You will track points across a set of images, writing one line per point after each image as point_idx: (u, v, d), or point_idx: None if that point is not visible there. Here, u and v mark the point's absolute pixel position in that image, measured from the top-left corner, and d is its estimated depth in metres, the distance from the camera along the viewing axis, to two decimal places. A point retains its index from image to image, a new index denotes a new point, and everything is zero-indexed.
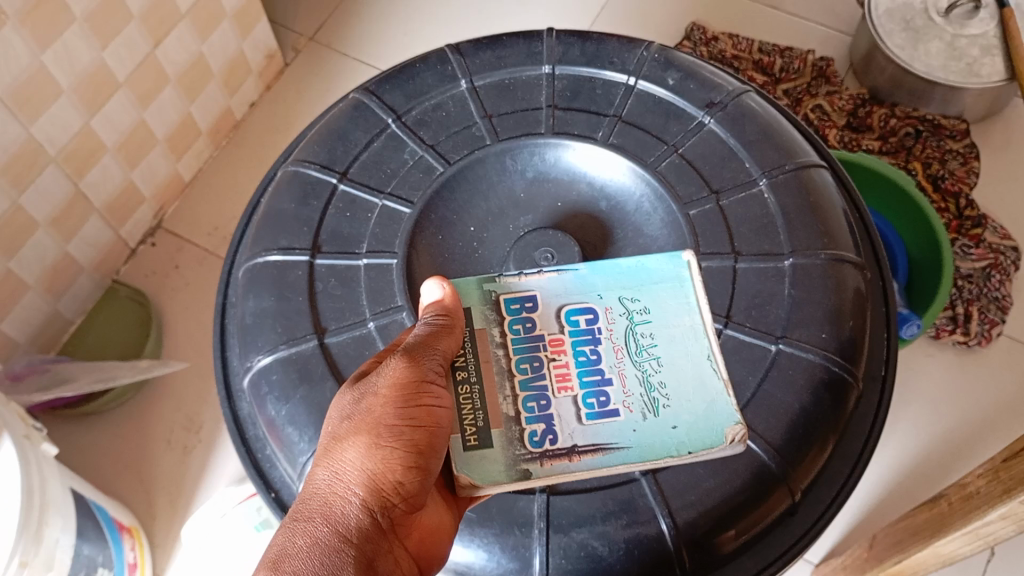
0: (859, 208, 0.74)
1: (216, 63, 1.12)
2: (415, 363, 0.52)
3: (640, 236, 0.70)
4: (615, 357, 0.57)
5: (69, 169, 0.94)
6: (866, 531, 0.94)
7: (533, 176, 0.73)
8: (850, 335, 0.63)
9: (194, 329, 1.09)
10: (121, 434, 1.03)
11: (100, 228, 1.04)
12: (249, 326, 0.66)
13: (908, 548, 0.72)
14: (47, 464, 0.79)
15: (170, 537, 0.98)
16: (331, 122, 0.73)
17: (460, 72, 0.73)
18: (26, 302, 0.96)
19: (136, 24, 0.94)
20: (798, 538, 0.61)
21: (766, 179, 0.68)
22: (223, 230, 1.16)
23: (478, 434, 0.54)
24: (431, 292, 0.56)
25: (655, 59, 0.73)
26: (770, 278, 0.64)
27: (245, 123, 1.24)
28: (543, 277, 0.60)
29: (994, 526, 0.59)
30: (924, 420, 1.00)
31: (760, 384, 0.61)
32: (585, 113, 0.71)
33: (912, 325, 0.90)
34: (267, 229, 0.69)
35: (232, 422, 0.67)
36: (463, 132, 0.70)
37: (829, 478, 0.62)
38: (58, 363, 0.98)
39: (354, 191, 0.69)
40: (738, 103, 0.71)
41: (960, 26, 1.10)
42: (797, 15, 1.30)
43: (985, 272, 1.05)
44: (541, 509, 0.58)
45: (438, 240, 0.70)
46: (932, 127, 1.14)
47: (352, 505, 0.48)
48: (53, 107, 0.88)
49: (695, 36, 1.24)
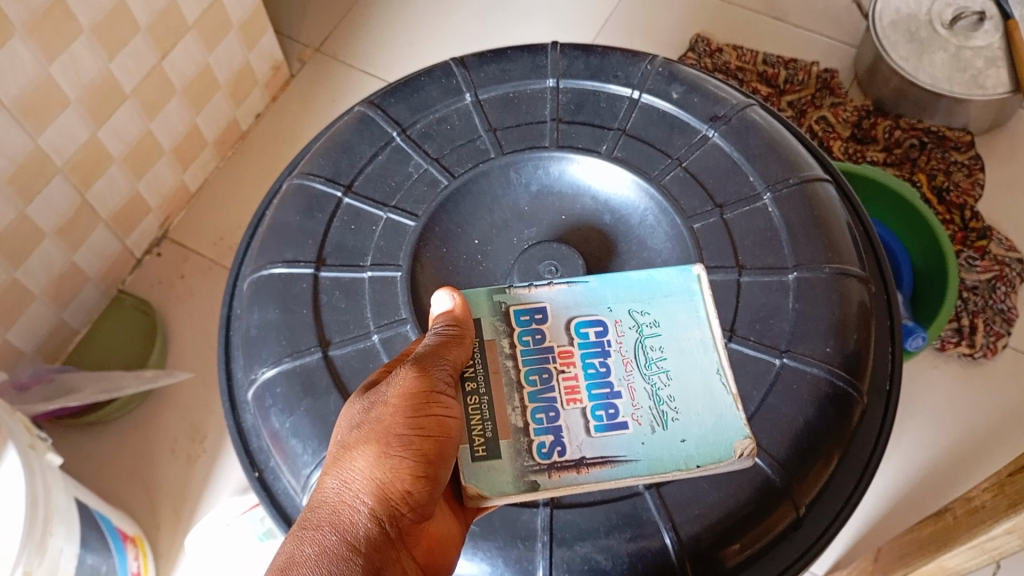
0: (863, 222, 0.74)
1: (222, 74, 1.13)
2: (425, 373, 0.52)
3: (644, 249, 0.70)
4: (624, 370, 0.57)
5: (75, 179, 0.94)
6: (871, 544, 0.94)
7: (537, 188, 0.73)
8: (854, 349, 0.63)
9: (199, 339, 1.09)
10: (125, 443, 1.04)
11: (105, 238, 1.04)
12: (253, 338, 0.66)
13: (914, 561, 0.71)
14: (52, 473, 0.79)
15: (173, 547, 0.98)
16: (336, 135, 0.73)
17: (465, 86, 0.73)
18: (32, 312, 0.97)
19: (142, 35, 0.94)
20: (802, 552, 0.60)
21: (770, 193, 0.68)
22: (228, 240, 1.16)
23: (486, 445, 0.54)
24: (442, 302, 0.57)
25: (659, 72, 0.73)
26: (775, 292, 0.64)
27: (251, 134, 1.24)
28: (554, 289, 0.60)
29: (999, 541, 0.59)
30: (929, 432, 1.00)
31: (765, 398, 0.61)
32: (589, 125, 0.71)
33: (917, 337, 0.90)
34: (272, 241, 0.69)
35: (236, 434, 0.67)
36: (467, 145, 0.71)
37: (834, 492, 0.62)
38: (63, 373, 0.99)
39: (359, 203, 0.69)
40: (742, 116, 0.72)
41: (965, 38, 1.10)
42: (801, 27, 1.30)
43: (990, 283, 1.05)
44: (544, 522, 0.58)
45: (443, 253, 0.70)
46: (937, 139, 1.14)
47: (361, 513, 0.48)
48: (60, 118, 0.88)
49: (699, 48, 1.24)
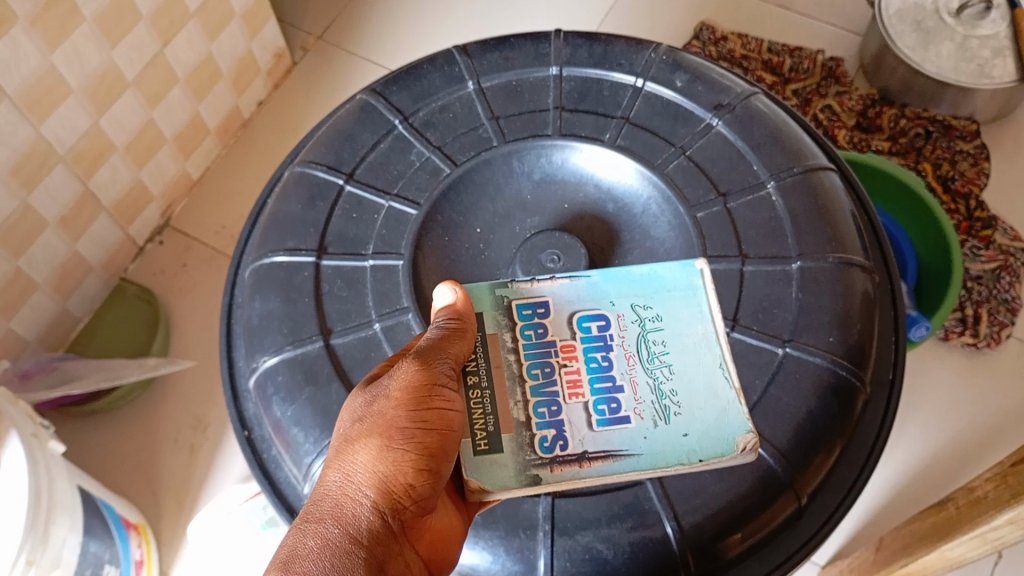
0: (867, 210, 0.74)
1: (224, 64, 1.12)
2: (426, 366, 0.52)
3: (647, 239, 0.70)
4: (627, 364, 0.57)
5: (78, 169, 0.94)
6: (872, 534, 0.94)
7: (540, 178, 0.73)
8: (858, 339, 0.63)
9: (201, 327, 1.10)
10: (128, 432, 1.04)
11: (108, 228, 1.04)
12: (254, 327, 0.66)
13: (915, 551, 0.71)
14: (55, 463, 0.79)
15: (176, 535, 0.99)
16: (338, 124, 0.73)
17: (468, 74, 0.73)
18: (35, 301, 0.97)
19: (145, 24, 0.94)
20: (804, 543, 0.60)
21: (775, 182, 0.67)
22: (230, 230, 1.16)
23: (488, 438, 0.54)
24: (443, 297, 0.56)
25: (663, 61, 0.73)
26: (778, 282, 0.64)
27: (253, 122, 1.24)
28: (557, 283, 0.60)
29: (1002, 531, 0.59)
30: (932, 423, 1.00)
31: (768, 388, 0.61)
32: (593, 114, 0.71)
33: (921, 327, 0.89)
34: (274, 230, 0.69)
35: (238, 423, 0.67)
36: (469, 134, 0.70)
37: (836, 482, 0.62)
38: (66, 362, 0.99)
39: (361, 192, 0.69)
40: (747, 105, 0.71)
41: (972, 26, 1.09)
42: (807, 15, 1.29)
43: (995, 273, 1.04)
44: (546, 512, 0.58)
45: (445, 242, 0.70)
46: (943, 128, 1.13)
47: (363, 507, 0.48)
48: (62, 107, 0.88)
49: (704, 36, 1.23)
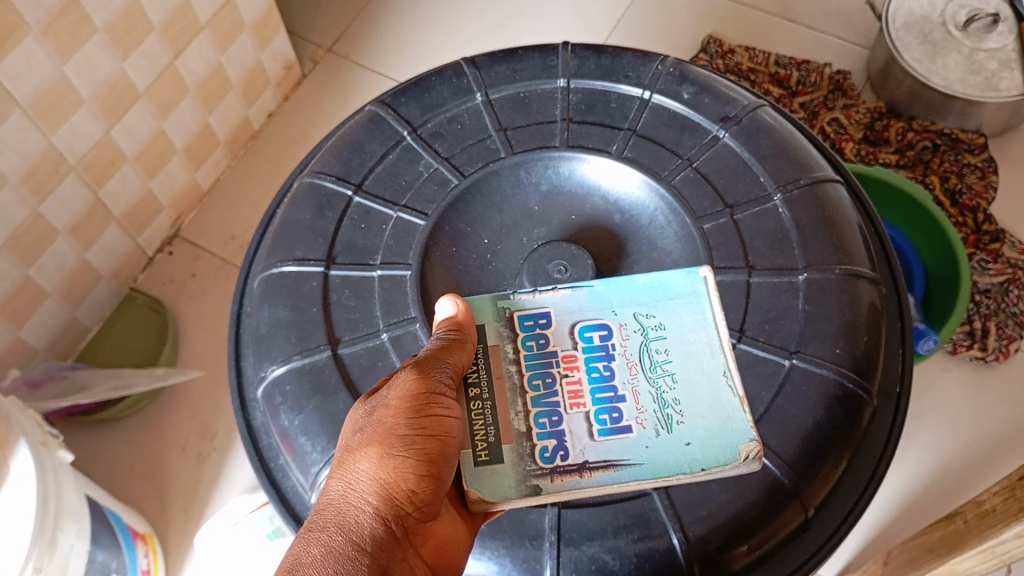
0: (875, 224, 0.74)
1: (235, 75, 1.13)
2: (425, 375, 0.52)
3: (653, 250, 0.70)
4: (629, 373, 0.57)
5: (89, 178, 0.95)
6: (881, 546, 0.93)
7: (547, 189, 0.73)
8: (864, 351, 0.63)
9: (210, 337, 1.10)
10: (137, 441, 1.04)
11: (118, 237, 1.05)
12: (263, 336, 0.67)
13: (922, 564, 0.71)
14: (63, 470, 0.79)
15: (183, 543, 0.99)
16: (347, 134, 0.73)
17: (476, 86, 0.74)
18: (45, 309, 0.98)
19: (156, 35, 0.95)
20: (811, 554, 0.60)
21: (781, 193, 0.67)
22: (239, 240, 1.17)
23: (489, 449, 0.55)
24: (443, 309, 0.57)
25: (670, 73, 0.73)
26: (785, 293, 0.64)
27: (263, 133, 1.25)
28: (558, 295, 0.60)
29: (1010, 544, 0.58)
30: (940, 437, 0.99)
31: (774, 399, 0.60)
32: (599, 126, 0.71)
33: (929, 339, 0.89)
34: (282, 240, 0.70)
35: (246, 432, 0.68)
36: (478, 145, 0.71)
37: (842, 494, 0.62)
38: (74, 371, 0.99)
39: (369, 202, 0.69)
40: (753, 117, 0.71)
41: (978, 40, 1.09)
42: (815, 28, 1.30)
43: (1003, 286, 1.04)
44: (552, 522, 0.58)
45: (452, 252, 0.70)
46: (950, 141, 1.13)
47: (365, 514, 0.48)
48: (73, 117, 0.89)
49: (712, 49, 1.24)
